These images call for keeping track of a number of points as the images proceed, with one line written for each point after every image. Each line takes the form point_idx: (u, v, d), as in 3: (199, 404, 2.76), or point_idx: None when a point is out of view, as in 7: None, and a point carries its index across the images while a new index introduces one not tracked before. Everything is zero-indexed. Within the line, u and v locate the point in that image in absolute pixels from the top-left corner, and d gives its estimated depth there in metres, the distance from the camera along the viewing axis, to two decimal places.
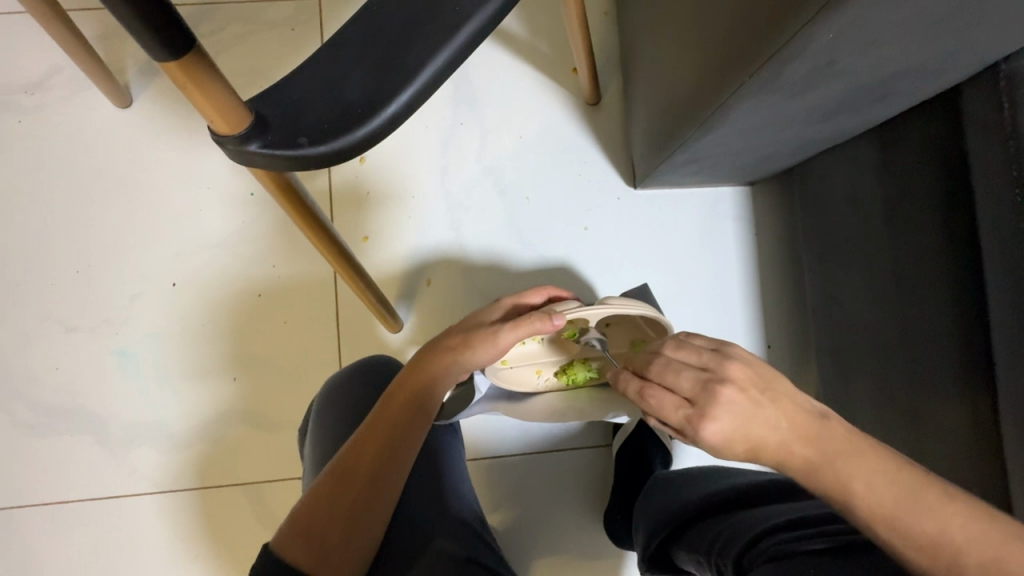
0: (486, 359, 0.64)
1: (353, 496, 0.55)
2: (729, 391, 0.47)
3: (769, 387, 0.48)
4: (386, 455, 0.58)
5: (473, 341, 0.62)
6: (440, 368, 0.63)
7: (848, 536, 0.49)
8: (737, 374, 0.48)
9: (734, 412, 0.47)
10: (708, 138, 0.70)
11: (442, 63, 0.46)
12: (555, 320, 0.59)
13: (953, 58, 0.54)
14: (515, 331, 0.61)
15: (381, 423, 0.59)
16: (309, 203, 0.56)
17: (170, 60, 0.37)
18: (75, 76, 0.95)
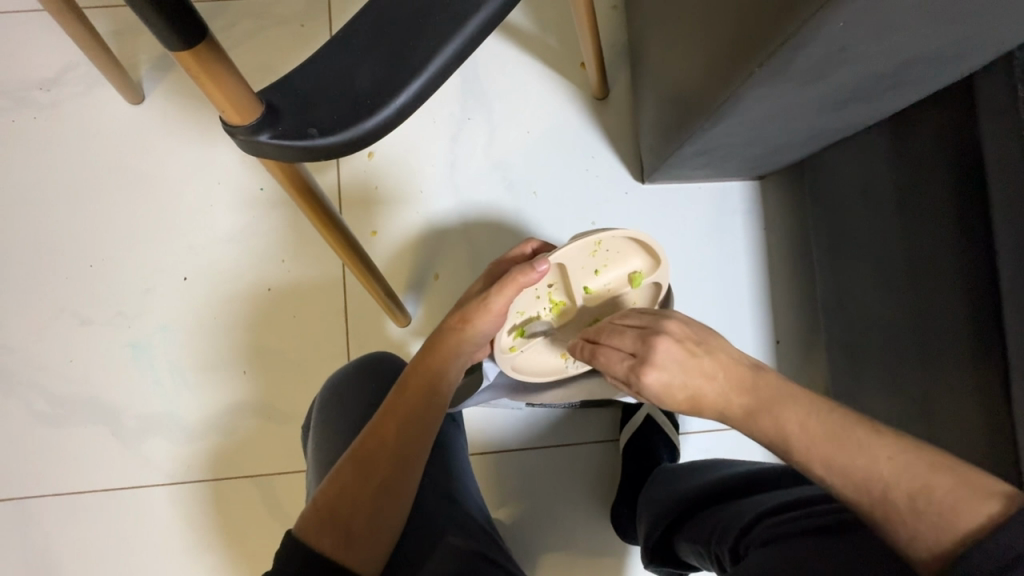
0: (489, 329, 0.65)
1: (377, 482, 0.56)
2: (666, 342, 0.52)
3: (705, 343, 0.53)
4: (406, 441, 0.58)
5: (470, 315, 0.64)
6: (448, 352, 0.64)
7: (839, 516, 0.49)
8: (674, 328, 0.53)
9: (675, 360, 0.51)
10: (717, 130, 0.69)
11: (451, 53, 0.46)
12: (539, 267, 0.62)
13: (968, 46, 0.53)
14: (503, 293, 0.63)
15: (398, 409, 0.60)
16: (320, 196, 0.57)
17: (183, 50, 0.37)
18: (89, 72, 0.97)
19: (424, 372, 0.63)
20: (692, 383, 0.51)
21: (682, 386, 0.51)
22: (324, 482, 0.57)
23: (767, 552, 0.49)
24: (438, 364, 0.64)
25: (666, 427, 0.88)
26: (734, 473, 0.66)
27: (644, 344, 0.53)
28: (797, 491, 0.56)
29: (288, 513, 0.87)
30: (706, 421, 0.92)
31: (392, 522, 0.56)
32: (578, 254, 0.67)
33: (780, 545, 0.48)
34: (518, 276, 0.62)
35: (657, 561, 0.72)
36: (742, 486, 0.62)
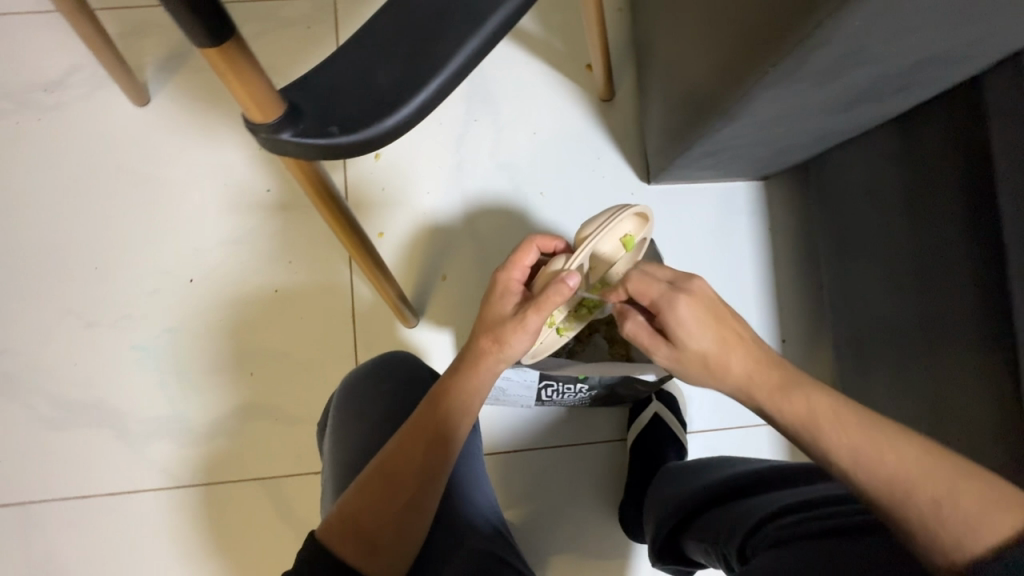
0: (523, 347, 0.64)
1: (402, 499, 0.55)
2: (687, 305, 0.54)
3: (718, 311, 0.54)
4: (436, 459, 0.58)
5: (506, 335, 0.62)
6: (486, 371, 0.63)
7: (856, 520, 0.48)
8: (695, 291, 0.55)
9: (697, 320, 0.54)
10: (728, 130, 0.70)
11: (471, 51, 0.46)
12: (569, 282, 0.59)
13: (976, 47, 0.54)
14: (535, 314, 0.61)
15: (431, 427, 0.59)
16: (336, 194, 0.57)
17: (210, 47, 0.37)
18: (94, 73, 0.96)
19: (459, 392, 0.62)
20: (722, 346, 0.53)
21: (712, 355, 0.54)
22: (345, 493, 0.56)
23: (775, 552, 0.48)
24: (475, 385, 0.63)
25: (674, 426, 0.88)
26: (739, 469, 0.66)
27: (667, 303, 0.54)
28: (810, 489, 0.55)
29: (296, 517, 0.87)
30: (713, 420, 0.93)
31: (415, 536, 0.56)
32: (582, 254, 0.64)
33: (789, 544, 0.48)
34: (552, 296, 0.59)
35: (664, 560, 0.72)
36: (748, 484, 0.62)
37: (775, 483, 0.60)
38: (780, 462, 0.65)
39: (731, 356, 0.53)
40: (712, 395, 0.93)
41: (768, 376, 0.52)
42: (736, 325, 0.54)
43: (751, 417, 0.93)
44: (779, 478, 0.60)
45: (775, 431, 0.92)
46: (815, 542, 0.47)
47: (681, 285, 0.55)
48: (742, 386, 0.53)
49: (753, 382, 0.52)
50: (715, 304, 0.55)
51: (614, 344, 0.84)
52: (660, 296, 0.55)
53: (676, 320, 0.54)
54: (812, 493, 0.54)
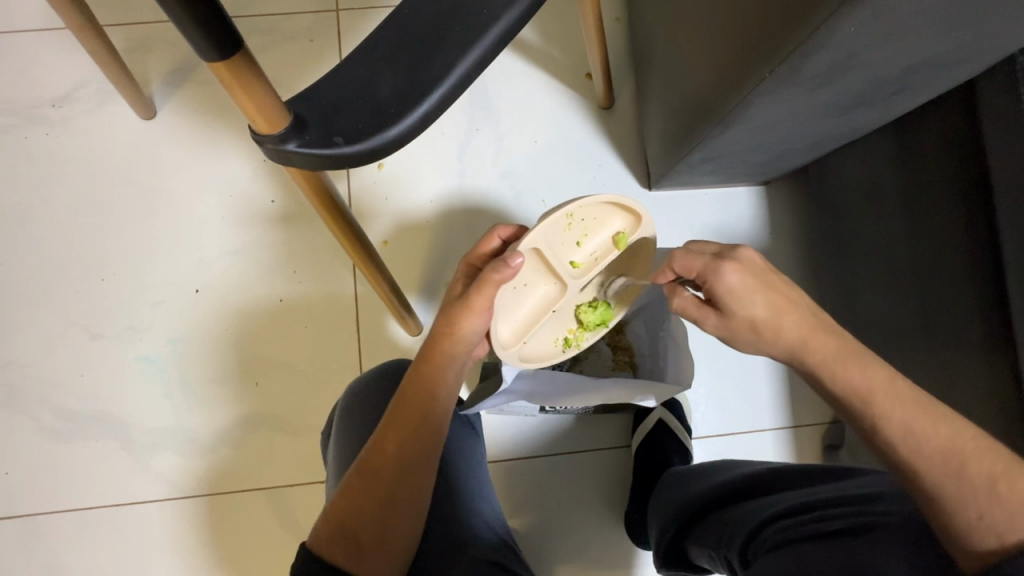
0: (480, 328, 0.61)
1: (381, 495, 0.56)
2: (733, 268, 0.52)
3: (769, 281, 0.52)
4: (409, 452, 0.58)
5: (456, 318, 0.60)
6: (444, 356, 0.61)
7: (861, 521, 0.46)
8: (747, 255, 0.54)
9: (747, 285, 0.52)
10: (725, 136, 0.71)
11: (472, 62, 0.47)
12: (511, 261, 0.57)
13: (970, 51, 0.55)
14: (482, 294, 0.58)
15: (400, 422, 0.59)
16: (338, 201, 0.57)
17: (216, 60, 0.38)
18: (101, 88, 0.98)
19: (422, 381, 0.61)
20: (774, 310, 0.52)
21: (764, 320, 0.52)
22: (331, 499, 0.57)
23: (774, 557, 0.48)
24: (437, 373, 0.61)
25: (678, 431, 0.88)
26: (742, 472, 0.66)
27: (713, 271, 0.53)
28: (813, 491, 0.54)
29: (301, 527, 0.86)
30: (718, 425, 0.92)
31: (401, 532, 0.56)
32: (547, 234, 0.64)
33: (788, 549, 0.48)
34: (492, 274, 0.57)
35: (669, 565, 0.71)
36: (752, 487, 0.62)
37: (775, 485, 0.60)
38: (786, 464, 0.64)
39: (783, 321, 0.52)
40: (716, 400, 0.93)
41: (823, 343, 0.51)
42: (781, 284, 0.53)
43: (756, 422, 0.92)
44: (785, 481, 0.60)
45: (780, 436, 0.92)
46: (815, 546, 0.46)
47: (727, 253, 0.53)
48: (795, 348, 0.52)
49: (806, 345, 0.51)
50: (760, 268, 0.53)
51: (619, 350, 0.84)
52: (706, 265, 0.53)
53: (725, 289, 0.52)
54: (813, 494, 0.53)
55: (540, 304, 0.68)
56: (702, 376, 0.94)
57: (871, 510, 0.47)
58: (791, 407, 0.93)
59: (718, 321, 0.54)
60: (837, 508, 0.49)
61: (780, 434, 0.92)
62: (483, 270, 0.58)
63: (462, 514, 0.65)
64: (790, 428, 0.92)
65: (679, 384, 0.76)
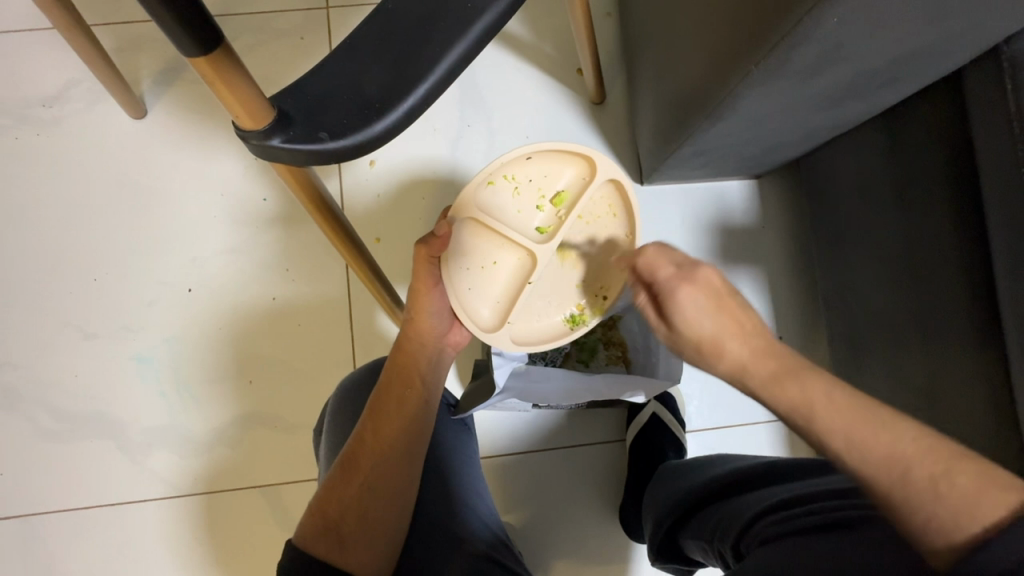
0: (439, 311, 0.65)
1: (359, 487, 0.58)
2: (686, 290, 0.52)
3: (722, 302, 0.52)
4: (383, 444, 0.60)
5: (412, 306, 0.65)
6: (411, 346, 0.65)
7: (854, 515, 0.47)
8: (707, 275, 0.52)
9: (693, 303, 0.52)
10: (715, 129, 0.71)
11: (458, 56, 0.47)
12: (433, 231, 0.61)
13: (957, 40, 0.55)
14: (417, 273, 0.63)
15: (372, 415, 0.61)
16: (326, 197, 0.57)
17: (198, 56, 0.38)
18: (92, 87, 0.98)
19: (392, 373, 0.64)
20: (721, 327, 0.52)
21: (707, 340, 0.52)
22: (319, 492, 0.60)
23: (767, 549, 0.49)
24: (407, 363, 0.64)
25: (672, 425, 0.88)
26: (737, 466, 0.66)
27: (668, 289, 0.53)
28: (806, 484, 0.55)
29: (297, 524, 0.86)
30: (712, 418, 0.93)
31: (384, 519, 0.58)
32: (487, 199, 0.64)
33: (781, 541, 0.49)
34: (420, 248, 0.61)
35: (662, 558, 0.71)
36: (746, 480, 0.62)
37: (769, 478, 0.60)
38: (779, 458, 0.64)
39: (726, 344, 0.51)
40: (710, 393, 0.93)
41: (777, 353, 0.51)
42: (736, 305, 0.52)
43: (749, 415, 0.93)
44: (779, 474, 0.60)
45: (774, 429, 0.92)
46: (806, 538, 0.47)
47: (687, 269, 0.53)
48: (738, 371, 0.51)
49: (751, 368, 0.51)
50: (717, 291, 0.52)
51: (611, 346, 0.84)
52: (664, 280, 0.53)
53: (676, 303, 0.52)
54: (808, 488, 0.53)
55: (518, 279, 0.64)
56: (696, 370, 0.94)
57: (862, 504, 0.47)
58: None
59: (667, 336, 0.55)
60: (829, 502, 0.49)
61: (774, 427, 0.92)
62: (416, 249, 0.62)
63: (457, 511, 0.65)
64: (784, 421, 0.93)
65: (669, 380, 0.74)
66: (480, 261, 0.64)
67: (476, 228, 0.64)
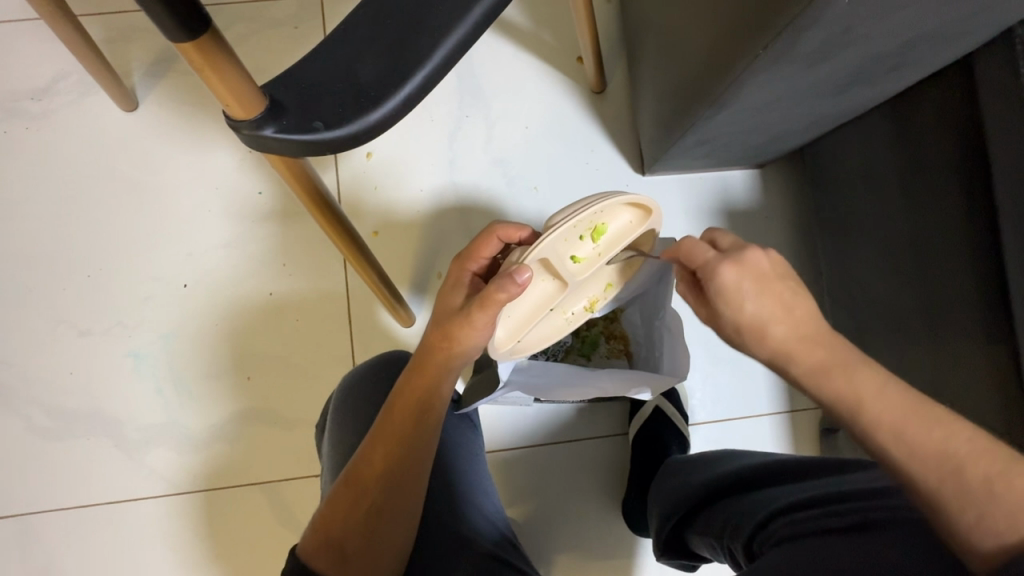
0: (483, 339, 0.59)
1: (367, 506, 0.55)
2: (728, 270, 0.52)
3: (766, 284, 0.52)
4: (396, 465, 0.56)
5: (454, 331, 0.57)
6: (437, 368, 0.58)
7: (871, 515, 0.45)
8: (755, 257, 0.53)
9: (741, 286, 0.52)
10: (720, 117, 0.69)
11: (455, 42, 0.45)
12: (519, 278, 0.54)
13: (970, 23, 0.53)
14: (486, 311, 0.56)
15: (388, 434, 0.57)
16: (323, 189, 0.55)
17: (185, 42, 0.37)
18: (81, 79, 0.96)
19: (413, 393, 0.58)
20: (760, 319, 0.51)
21: (748, 327, 0.52)
22: (324, 502, 0.57)
23: (781, 549, 0.48)
24: (429, 385, 0.58)
25: (675, 418, 0.87)
26: (749, 463, 0.65)
27: (711, 270, 0.53)
28: (822, 484, 0.54)
29: (297, 521, 0.86)
30: (716, 411, 0.92)
31: (397, 537, 0.56)
32: (549, 236, 0.57)
33: (795, 541, 0.47)
34: (496, 292, 0.54)
35: (667, 554, 0.70)
36: (760, 478, 0.61)
37: (784, 478, 0.59)
38: (794, 457, 0.63)
39: (771, 325, 0.51)
40: (713, 386, 0.92)
41: (811, 352, 0.49)
42: (782, 291, 0.51)
43: (753, 407, 0.92)
44: (793, 473, 0.59)
45: (777, 421, 0.92)
46: (820, 539, 0.46)
47: (734, 254, 0.53)
48: (777, 352, 0.50)
49: (791, 354, 0.50)
50: (764, 272, 0.52)
51: (613, 339, 0.83)
52: (706, 263, 0.54)
53: (716, 288, 0.53)
54: (825, 488, 0.52)
55: (538, 301, 0.65)
56: (699, 362, 0.93)
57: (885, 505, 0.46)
58: (789, 392, 0.92)
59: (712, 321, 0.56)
60: (845, 503, 0.48)
61: (778, 419, 0.92)
62: (487, 287, 0.55)
63: (461, 511, 0.64)
64: (787, 413, 0.92)
65: (674, 375, 0.73)
66: None
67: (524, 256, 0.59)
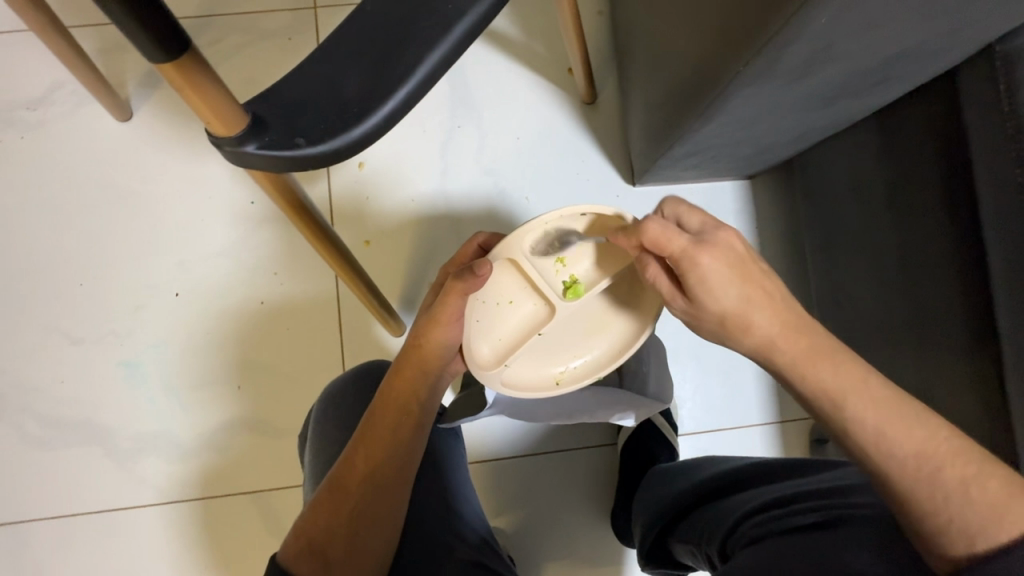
0: (457, 339, 0.61)
1: (349, 511, 0.55)
2: (711, 256, 0.48)
3: (742, 268, 0.49)
4: (376, 468, 0.56)
5: (426, 330, 0.60)
6: (415, 370, 0.60)
7: (839, 510, 0.48)
8: (727, 238, 0.49)
9: (720, 273, 0.48)
10: (707, 130, 0.70)
11: (437, 59, 0.46)
12: (478, 270, 0.57)
13: (950, 39, 0.54)
14: (449, 301, 0.58)
15: (367, 438, 0.57)
16: (306, 203, 0.56)
17: (165, 61, 0.37)
18: (76, 89, 0.96)
19: (392, 395, 0.60)
20: (746, 306, 0.48)
21: (733, 313, 0.49)
22: (305, 510, 0.57)
23: (760, 552, 0.48)
24: (408, 386, 0.60)
25: (665, 428, 0.86)
26: (723, 468, 0.65)
27: (689, 258, 0.48)
28: (789, 484, 0.55)
29: (287, 531, 0.86)
30: (706, 421, 0.92)
31: (379, 538, 0.56)
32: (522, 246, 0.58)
33: (771, 540, 0.49)
34: (456, 281, 0.58)
35: (653, 563, 0.70)
36: (733, 483, 0.62)
37: (756, 481, 0.60)
38: (764, 459, 0.64)
39: (754, 317, 0.48)
40: (704, 397, 0.92)
41: (796, 339, 0.48)
42: (759, 276, 0.49)
43: (743, 417, 0.92)
44: (764, 474, 0.60)
45: (768, 432, 0.92)
46: (796, 539, 0.47)
47: (707, 239, 0.49)
48: (763, 345, 0.49)
49: (777, 344, 0.49)
50: (740, 254, 0.49)
51: None
52: (682, 250, 0.48)
53: (696, 277, 0.48)
54: (792, 488, 0.54)
55: (527, 329, 0.59)
56: (690, 373, 0.93)
57: (849, 503, 0.49)
58: (779, 402, 0.92)
59: (686, 305, 0.51)
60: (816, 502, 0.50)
61: (768, 430, 0.92)
62: (450, 279, 0.59)
63: (446, 519, 0.65)
64: (778, 423, 0.92)
65: (659, 400, 0.74)
66: (497, 297, 0.59)
67: (506, 266, 0.59)
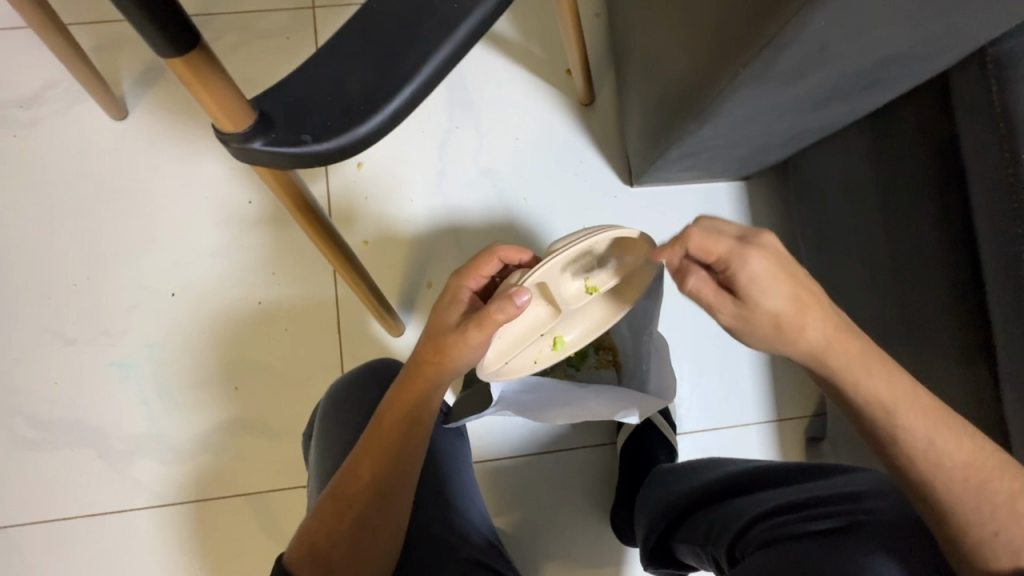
0: (475, 356, 0.57)
1: (353, 519, 0.54)
2: (758, 258, 0.49)
3: (791, 272, 0.50)
4: (383, 476, 0.55)
5: (447, 347, 0.55)
6: (429, 383, 0.57)
7: (850, 519, 0.49)
8: (772, 243, 0.51)
9: (770, 276, 0.49)
10: (705, 131, 0.71)
11: (443, 58, 0.46)
12: (518, 300, 0.52)
13: (942, 42, 0.55)
14: (482, 330, 0.54)
15: (373, 448, 0.56)
16: (310, 199, 0.56)
17: (174, 57, 0.37)
18: (70, 87, 0.95)
19: (403, 407, 0.57)
20: (798, 307, 0.49)
21: (788, 316, 0.49)
22: (308, 514, 0.56)
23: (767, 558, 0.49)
24: (419, 398, 0.57)
25: (664, 427, 0.87)
26: (730, 471, 0.66)
27: (737, 259, 0.49)
28: (800, 488, 0.55)
29: (284, 532, 0.85)
30: (704, 420, 0.92)
31: (383, 544, 0.56)
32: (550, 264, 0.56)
33: (780, 546, 0.50)
34: (495, 312, 0.52)
35: (655, 562, 0.71)
36: (740, 485, 0.62)
37: (764, 485, 0.60)
38: (772, 462, 0.64)
39: (807, 320, 0.49)
40: (702, 396, 0.93)
41: (848, 346, 0.49)
42: (806, 280, 0.50)
43: (740, 416, 0.93)
44: (772, 477, 0.61)
45: (764, 430, 0.93)
46: (804, 547, 0.48)
47: (751, 240, 0.51)
48: (816, 352, 0.50)
49: (830, 350, 0.49)
50: (785, 259, 0.51)
51: (602, 349, 0.84)
52: (729, 251, 0.50)
53: (747, 279, 0.49)
54: (800, 492, 0.54)
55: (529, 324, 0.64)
56: (687, 372, 0.93)
57: (860, 508, 0.49)
58: (775, 400, 0.93)
59: (735, 313, 0.51)
60: (825, 508, 0.51)
61: (764, 428, 0.93)
62: (486, 306, 0.53)
63: (450, 517, 0.65)
64: (774, 421, 0.93)
65: (661, 396, 0.73)
66: None
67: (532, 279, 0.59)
